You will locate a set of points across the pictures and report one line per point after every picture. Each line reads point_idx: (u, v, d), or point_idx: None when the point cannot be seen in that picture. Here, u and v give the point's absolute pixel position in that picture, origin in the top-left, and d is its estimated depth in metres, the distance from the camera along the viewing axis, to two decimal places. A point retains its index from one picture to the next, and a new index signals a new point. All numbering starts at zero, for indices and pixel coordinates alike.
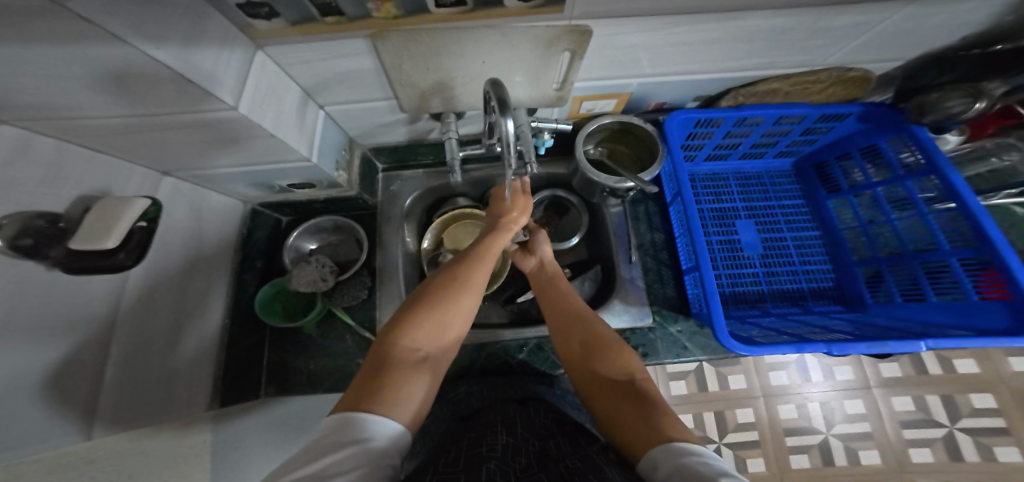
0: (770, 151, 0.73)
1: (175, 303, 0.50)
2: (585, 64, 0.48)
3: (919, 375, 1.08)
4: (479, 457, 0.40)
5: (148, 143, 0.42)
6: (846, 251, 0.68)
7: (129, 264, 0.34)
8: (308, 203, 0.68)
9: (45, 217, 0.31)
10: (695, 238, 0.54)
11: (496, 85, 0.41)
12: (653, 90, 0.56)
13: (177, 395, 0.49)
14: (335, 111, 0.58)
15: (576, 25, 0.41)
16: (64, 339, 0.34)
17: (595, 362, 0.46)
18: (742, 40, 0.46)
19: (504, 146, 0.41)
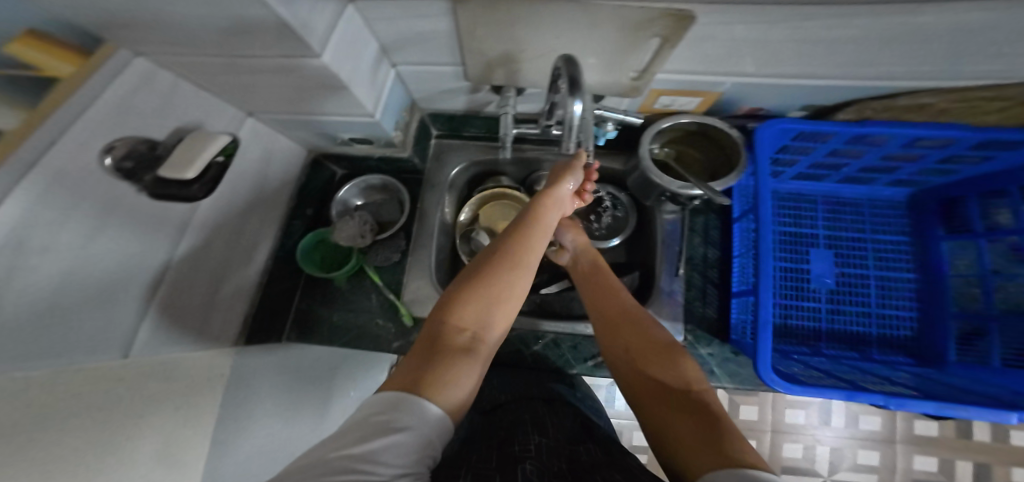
0: (883, 178, 0.63)
1: (229, 241, 0.52)
2: (677, 53, 0.42)
3: (949, 438, 1.06)
4: (514, 456, 0.40)
5: (239, 84, 0.43)
6: (946, 299, 0.59)
7: (201, 196, 0.37)
8: (363, 158, 0.69)
9: (148, 143, 0.35)
10: (761, 261, 0.47)
11: (569, 62, 0.37)
12: (750, 94, 0.50)
13: (212, 324, 0.52)
14: (407, 71, 0.59)
15: (677, 9, 0.35)
16: (126, 257, 0.36)
17: (648, 370, 0.44)
18: (862, 57, 0.40)
19: (565, 131, 0.38)
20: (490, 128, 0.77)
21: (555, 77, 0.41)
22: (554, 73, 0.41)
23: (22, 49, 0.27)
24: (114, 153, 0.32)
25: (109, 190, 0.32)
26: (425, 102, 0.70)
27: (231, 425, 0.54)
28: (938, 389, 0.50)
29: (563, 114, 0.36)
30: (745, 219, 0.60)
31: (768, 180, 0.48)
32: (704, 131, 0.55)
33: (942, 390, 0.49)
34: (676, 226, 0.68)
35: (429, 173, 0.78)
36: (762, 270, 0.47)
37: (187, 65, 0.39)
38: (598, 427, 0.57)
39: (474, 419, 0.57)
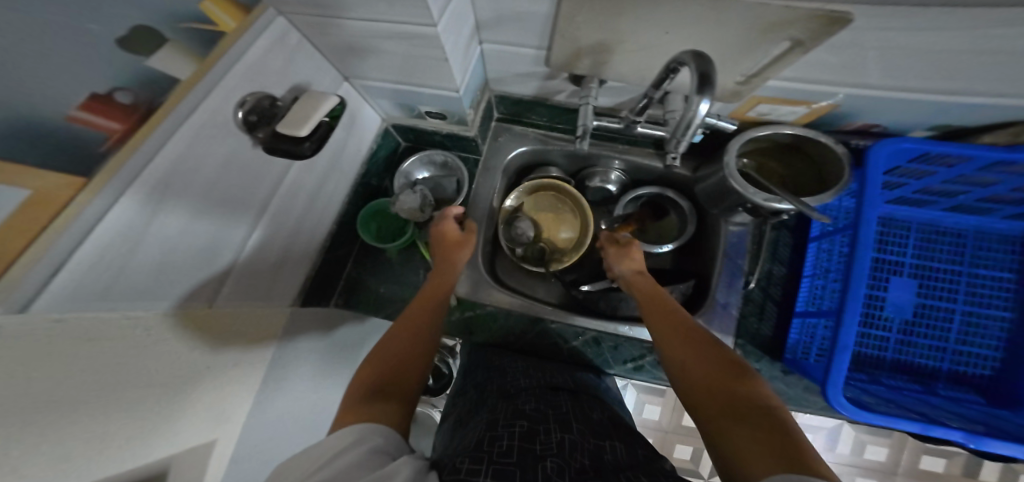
0: (1007, 210, 0.58)
1: (304, 206, 0.53)
2: (809, 56, 0.40)
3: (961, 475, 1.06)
4: (533, 453, 0.36)
5: (353, 49, 0.45)
6: None
7: (309, 153, 0.37)
8: (432, 133, 0.68)
9: (270, 99, 0.37)
10: (851, 285, 0.46)
11: (700, 58, 0.32)
12: (869, 109, 0.48)
13: (275, 281, 0.53)
14: (489, 49, 0.57)
15: (832, 10, 0.33)
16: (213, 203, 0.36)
17: (706, 378, 0.41)
18: (1002, 80, 0.38)
19: (678, 131, 0.35)
20: (552, 117, 0.76)
21: (669, 69, 0.38)
22: (672, 65, 0.37)
23: (209, 9, 0.30)
24: (245, 107, 0.34)
25: (208, 135, 0.31)
26: (497, 83, 0.69)
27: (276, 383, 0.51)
28: (1009, 429, 0.49)
29: (685, 114, 0.33)
30: (827, 238, 0.58)
31: (876, 205, 0.46)
32: (796, 144, 0.53)
33: (1014, 429, 0.49)
34: (740, 238, 0.67)
35: (488, 156, 0.78)
36: (853, 292, 0.46)
37: (314, 26, 0.41)
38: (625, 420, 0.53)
39: (493, 399, 0.53)
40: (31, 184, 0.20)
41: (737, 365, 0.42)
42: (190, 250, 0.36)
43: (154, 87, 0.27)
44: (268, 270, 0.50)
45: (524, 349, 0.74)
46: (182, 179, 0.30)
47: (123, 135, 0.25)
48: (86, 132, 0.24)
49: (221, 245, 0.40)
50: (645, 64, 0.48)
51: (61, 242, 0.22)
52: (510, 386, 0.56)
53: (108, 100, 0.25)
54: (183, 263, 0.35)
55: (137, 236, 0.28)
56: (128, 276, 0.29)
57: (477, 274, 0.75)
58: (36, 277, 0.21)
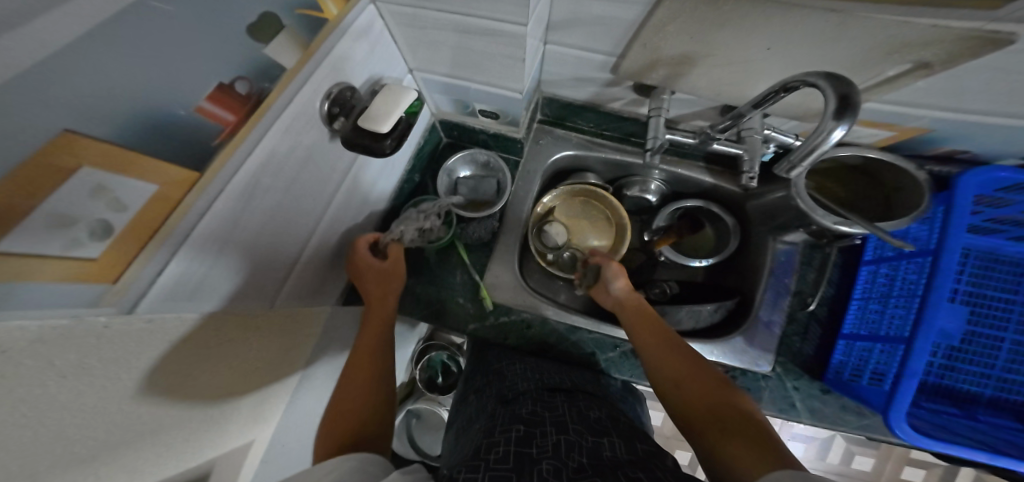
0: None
1: (358, 199, 0.51)
2: (927, 82, 0.41)
3: None
4: (529, 456, 0.38)
5: (429, 41, 0.43)
6: None
7: (388, 151, 0.35)
8: (478, 131, 0.66)
9: (349, 91, 0.35)
10: (927, 310, 0.45)
11: (836, 83, 0.32)
12: (964, 133, 0.47)
13: (325, 277, 0.51)
14: (554, 50, 0.56)
15: (989, 30, 0.33)
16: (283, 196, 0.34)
17: (698, 395, 0.44)
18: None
19: (802, 152, 0.35)
20: (598, 123, 0.76)
21: (778, 91, 0.37)
22: (784, 87, 0.36)
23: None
24: (330, 98, 0.33)
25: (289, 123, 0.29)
26: (548, 85, 0.68)
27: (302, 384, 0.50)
28: None
29: (815, 139, 0.33)
30: (890, 263, 0.57)
31: (960, 233, 0.46)
32: (865, 166, 0.53)
33: None
34: (789, 256, 0.66)
35: (529, 157, 0.77)
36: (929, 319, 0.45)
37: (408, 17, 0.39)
38: (625, 416, 0.55)
39: (493, 408, 0.54)
40: (157, 181, 0.20)
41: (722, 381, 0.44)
42: (261, 247, 0.34)
43: (268, 77, 0.26)
44: (320, 265, 0.48)
45: (556, 356, 0.73)
46: (268, 178, 0.30)
47: (234, 127, 0.25)
48: (205, 122, 0.23)
49: (282, 238, 0.37)
50: (723, 79, 0.49)
51: (171, 238, 0.23)
52: (509, 390, 0.57)
53: (228, 91, 0.24)
54: (254, 259, 0.34)
55: (206, 223, 0.25)
56: (208, 277, 0.28)
57: (513, 279, 0.73)
58: (145, 275, 0.22)
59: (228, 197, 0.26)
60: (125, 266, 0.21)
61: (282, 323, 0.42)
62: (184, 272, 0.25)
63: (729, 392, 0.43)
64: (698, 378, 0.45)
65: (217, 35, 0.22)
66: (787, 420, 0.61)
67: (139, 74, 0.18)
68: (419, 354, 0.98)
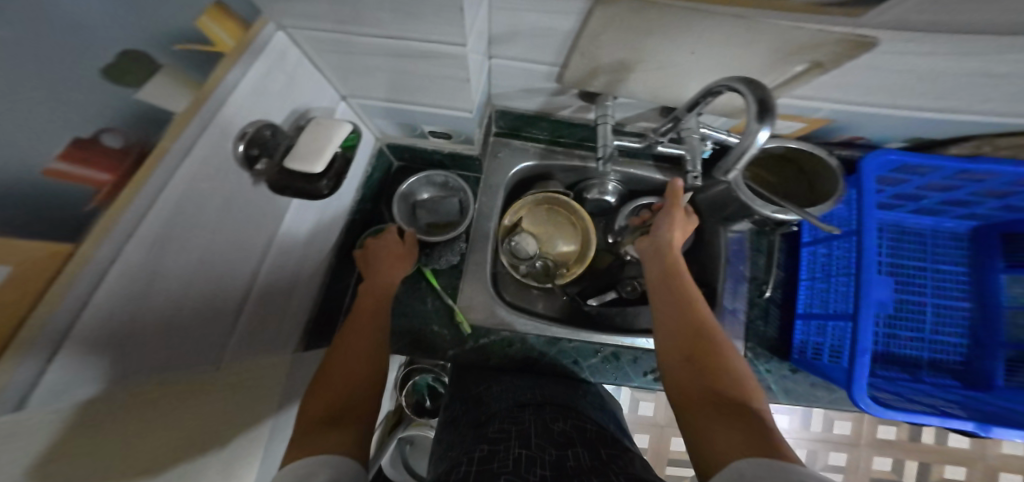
0: (956, 211, 0.60)
1: (307, 235, 0.46)
2: (821, 78, 0.42)
3: (908, 441, 1.18)
4: (491, 473, 0.36)
5: (358, 65, 0.39)
6: (996, 328, 0.57)
7: (326, 192, 0.31)
8: (431, 152, 0.63)
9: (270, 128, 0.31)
10: (862, 291, 0.48)
11: (752, 83, 0.34)
12: (863, 123, 0.50)
13: (279, 334, 0.45)
14: (499, 64, 0.55)
15: (860, 35, 0.35)
16: (211, 259, 0.30)
17: (706, 375, 0.43)
18: (981, 99, 0.41)
19: (731, 159, 0.36)
20: (554, 131, 0.76)
21: (705, 92, 0.40)
22: (709, 89, 0.39)
23: (206, 23, 0.25)
24: (245, 140, 0.29)
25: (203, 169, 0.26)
26: (499, 98, 0.67)
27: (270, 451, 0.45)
28: (987, 409, 0.53)
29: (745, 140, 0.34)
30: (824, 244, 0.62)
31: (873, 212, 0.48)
32: (790, 157, 0.58)
33: (990, 410, 0.52)
34: (739, 244, 0.70)
35: (489, 172, 0.76)
36: (863, 300, 0.48)
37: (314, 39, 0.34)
38: (587, 419, 0.54)
39: (464, 430, 0.52)
40: (12, 260, 0.15)
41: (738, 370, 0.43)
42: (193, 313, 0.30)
43: (153, 123, 0.22)
44: (278, 317, 0.44)
45: (546, 372, 0.72)
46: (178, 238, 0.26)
47: (113, 188, 0.20)
48: (64, 187, 0.18)
49: (218, 298, 0.33)
50: (660, 82, 0.51)
51: (63, 308, 0.18)
52: (482, 413, 0.54)
53: (91, 143, 0.19)
54: (183, 328, 0.29)
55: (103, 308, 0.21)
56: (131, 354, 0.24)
57: (487, 298, 0.71)
58: (29, 365, 0.17)
59: (137, 254, 0.22)
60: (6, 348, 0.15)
61: (228, 392, 0.36)
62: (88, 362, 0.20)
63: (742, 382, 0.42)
64: (714, 363, 0.43)
65: (46, 79, 0.17)
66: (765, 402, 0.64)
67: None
68: (402, 380, 0.92)
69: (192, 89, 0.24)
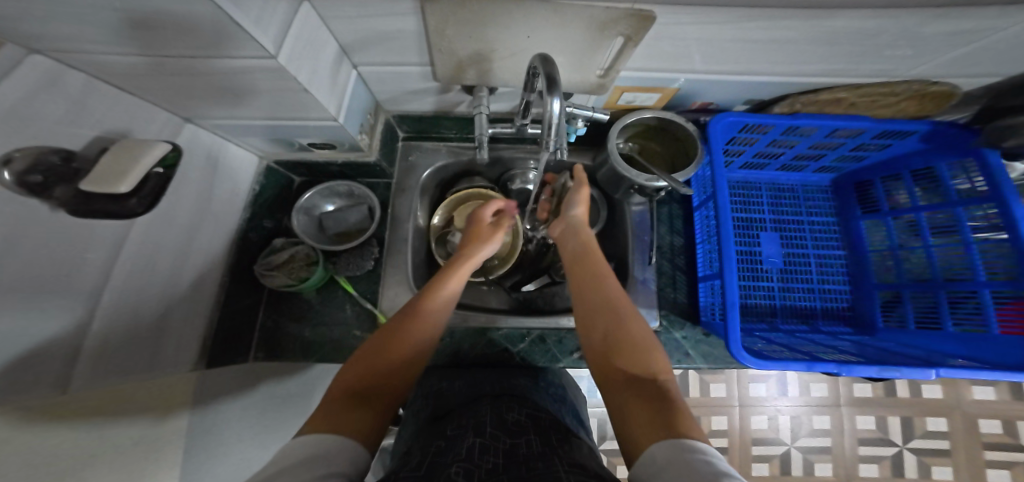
0: (811, 165, 0.68)
1: (177, 253, 0.47)
2: (638, 51, 0.46)
3: (887, 397, 1.30)
4: (443, 464, 0.36)
5: (181, 88, 0.40)
6: (868, 273, 0.65)
7: (140, 210, 0.33)
8: (325, 165, 0.65)
9: (59, 154, 0.30)
10: (724, 246, 0.53)
11: (546, 62, 0.40)
12: (702, 89, 0.55)
13: (160, 354, 0.46)
14: (368, 72, 0.58)
15: (639, 9, 0.39)
16: (60, 288, 0.32)
17: (617, 355, 0.43)
18: (779, 60, 0.46)
19: (545, 127, 0.42)
20: (462, 129, 0.77)
21: (530, 77, 0.45)
22: (530, 72, 0.44)
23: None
24: (12, 167, 0.26)
25: (16, 212, 0.27)
26: (390, 104, 0.69)
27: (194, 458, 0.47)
28: (869, 354, 0.56)
29: (545, 110, 0.40)
30: (704, 208, 0.65)
31: (722, 170, 0.55)
32: (663, 126, 0.62)
33: (874, 354, 0.55)
34: (644, 217, 0.72)
35: (399, 178, 0.77)
36: (725, 254, 0.52)
37: (104, 66, 0.35)
38: (546, 409, 0.55)
39: (425, 426, 0.53)
40: None
41: (646, 340, 0.44)
42: (61, 329, 0.32)
43: None
44: (156, 338, 0.45)
45: (477, 364, 0.73)
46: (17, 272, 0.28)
47: None
48: None
49: (85, 316, 0.35)
50: (518, 68, 0.55)
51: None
52: (440, 408, 0.56)
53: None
54: (51, 341, 0.31)
55: None
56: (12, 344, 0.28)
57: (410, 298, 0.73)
58: None
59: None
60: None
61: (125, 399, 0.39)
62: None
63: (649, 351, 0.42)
64: (624, 339, 0.43)
65: None
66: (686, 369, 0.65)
67: None
68: None
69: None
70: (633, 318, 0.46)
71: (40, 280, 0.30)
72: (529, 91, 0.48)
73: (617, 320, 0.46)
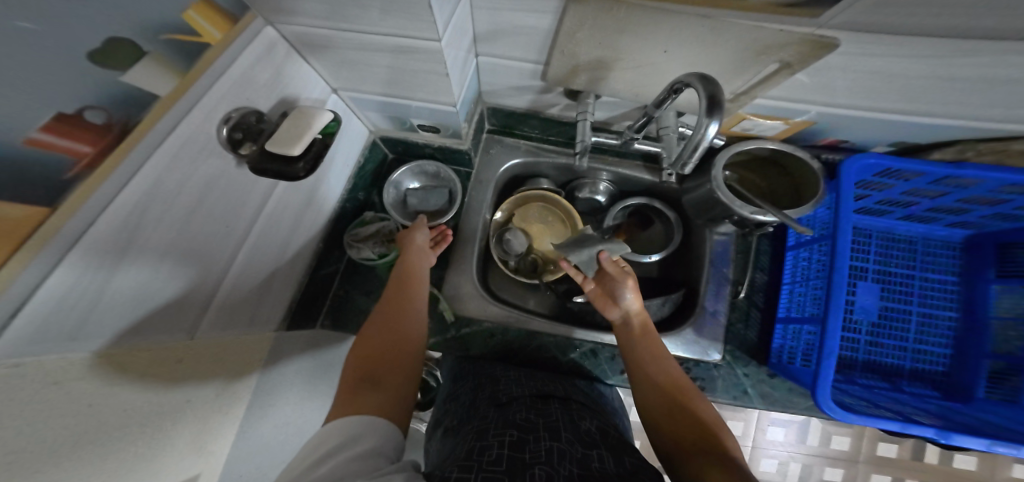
0: (947, 218, 0.65)
1: (296, 213, 0.48)
2: (793, 78, 0.44)
3: (913, 461, 1.23)
4: (523, 463, 0.36)
5: (349, 61, 0.43)
6: (982, 339, 0.62)
7: (303, 175, 0.34)
8: (423, 146, 0.67)
9: (255, 115, 0.32)
10: (833, 293, 0.51)
11: (706, 80, 0.36)
12: (842, 125, 0.53)
13: (261, 309, 0.47)
14: (486, 62, 0.58)
15: (821, 35, 0.37)
16: (219, 237, 0.34)
17: (684, 432, 0.43)
18: (941, 100, 0.44)
19: (687, 148, 0.38)
20: (544, 129, 0.76)
21: (669, 92, 0.41)
22: (673, 88, 0.40)
23: (192, 16, 0.25)
24: (228, 123, 0.30)
25: (203, 167, 0.29)
26: (488, 95, 0.69)
27: (256, 414, 0.47)
28: (961, 421, 0.54)
29: (695, 132, 0.36)
30: (810, 247, 0.63)
31: (848, 214, 0.53)
32: (774, 158, 0.60)
33: (966, 422, 0.54)
34: (724, 246, 0.71)
35: (480, 167, 0.78)
36: (835, 299, 0.51)
37: (288, 22, 0.35)
38: (613, 427, 0.53)
39: (485, 411, 0.51)
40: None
41: (712, 423, 0.44)
42: (202, 273, 0.33)
43: (128, 104, 0.21)
44: (263, 293, 0.46)
45: (524, 361, 0.72)
46: (197, 212, 0.30)
47: (93, 159, 0.19)
48: (48, 156, 0.17)
49: (226, 265, 0.37)
50: (638, 81, 0.53)
51: (44, 255, 0.18)
52: (501, 394, 0.55)
53: (74, 119, 0.18)
54: (189, 290, 0.32)
55: (115, 275, 0.23)
56: (156, 280, 0.28)
57: (473, 289, 0.75)
58: (32, 274, 0.17)
59: (128, 204, 0.22)
60: (13, 251, 0.16)
61: (228, 348, 0.40)
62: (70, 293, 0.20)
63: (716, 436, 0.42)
64: (692, 418, 0.44)
65: (29, 52, 0.16)
66: (742, 407, 0.63)
67: (32, 96, 0.16)
68: None
69: (162, 73, 0.23)
70: (695, 400, 0.47)
71: (204, 222, 0.31)
72: (659, 103, 0.43)
73: (684, 400, 0.47)
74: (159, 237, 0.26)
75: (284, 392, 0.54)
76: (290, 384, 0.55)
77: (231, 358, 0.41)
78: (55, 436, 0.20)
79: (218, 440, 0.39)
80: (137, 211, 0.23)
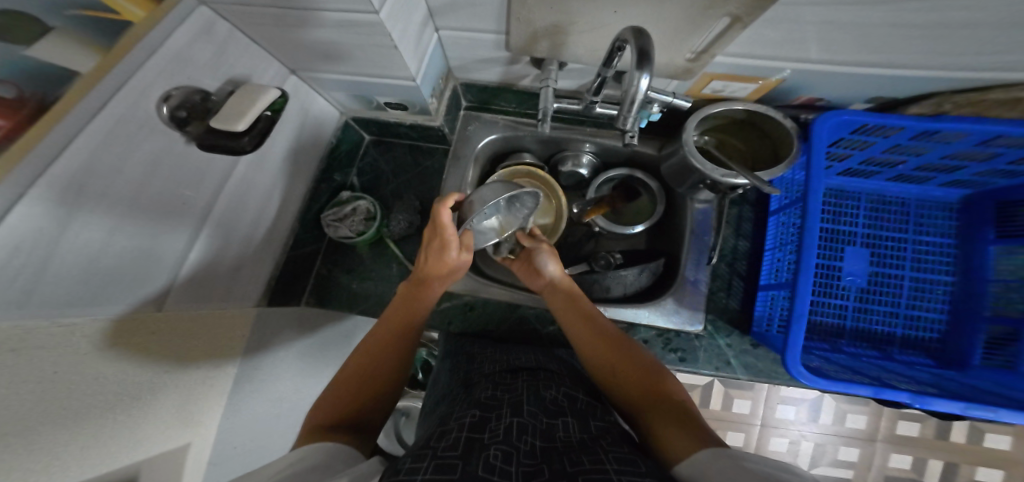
0: (940, 178, 0.61)
1: (262, 193, 0.50)
2: (746, 33, 0.42)
3: (934, 439, 1.19)
4: (480, 443, 0.36)
5: (297, 41, 0.43)
6: (980, 303, 0.59)
7: (249, 148, 0.36)
8: (397, 125, 0.67)
9: (200, 94, 0.34)
10: (803, 259, 0.50)
11: (639, 34, 0.34)
12: (815, 82, 0.50)
13: (235, 286, 0.50)
14: (448, 36, 0.57)
15: None
16: (174, 218, 0.37)
17: (630, 388, 0.47)
18: (918, 48, 0.40)
19: (625, 105, 0.38)
20: (521, 102, 0.75)
21: (614, 51, 0.40)
22: (616, 46, 0.39)
23: None
24: (168, 102, 0.32)
25: (146, 147, 0.31)
26: (459, 70, 0.69)
27: (241, 384, 0.50)
28: (951, 389, 0.52)
29: (630, 88, 0.36)
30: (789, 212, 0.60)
31: (820, 175, 0.50)
32: (749, 119, 0.57)
33: (958, 390, 0.52)
34: (706, 214, 0.69)
35: (455, 146, 0.74)
36: (804, 265, 0.49)
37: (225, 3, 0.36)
38: (586, 390, 0.54)
39: (455, 394, 0.53)
40: None
41: (652, 369, 0.48)
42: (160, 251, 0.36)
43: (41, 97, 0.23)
44: (235, 272, 0.49)
45: (506, 335, 0.74)
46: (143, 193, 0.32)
47: (11, 132, 0.21)
48: None
49: (187, 244, 0.40)
50: (597, 44, 0.51)
51: None
52: (472, 373, 0.57)
53: None
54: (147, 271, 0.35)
55: (58, 254, 0.26)
56: (106, 260, 0.30)
57: None
58: None
59: (59, 183, 0.24)
60: None
61: (205, 320, 0.44)
62: (15, 257, 0.22)
63: (663, 385, 0.46)
64: (632, 369, 0.48)
65: None
66: (725, 377, 0.63)
67: None
68: None
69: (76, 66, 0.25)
70: (631, 351, 0.51)
71: (153, 201, 0.33)
72: (606, 65, 0.42)
73: (620, 354, 0.51)
74: (102, 213, 0.28)
75: (275, 365, 0.58)
76: (279, 358, 0.59)
77: (208, 329, 0.44)
78: (15, 390, 0.23)
79: (205, 411, 0.43)
80: (74, 186, 0.25)
